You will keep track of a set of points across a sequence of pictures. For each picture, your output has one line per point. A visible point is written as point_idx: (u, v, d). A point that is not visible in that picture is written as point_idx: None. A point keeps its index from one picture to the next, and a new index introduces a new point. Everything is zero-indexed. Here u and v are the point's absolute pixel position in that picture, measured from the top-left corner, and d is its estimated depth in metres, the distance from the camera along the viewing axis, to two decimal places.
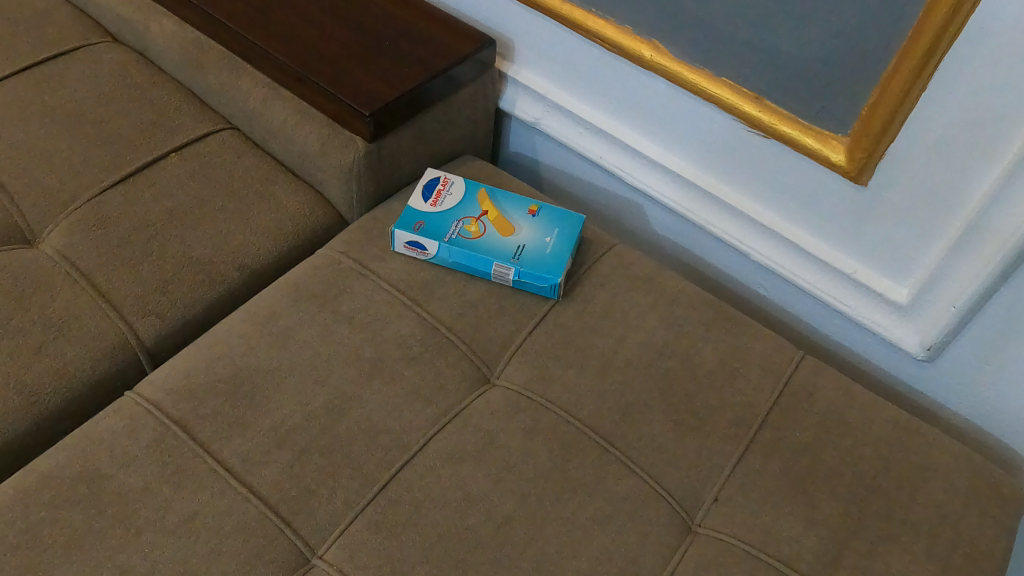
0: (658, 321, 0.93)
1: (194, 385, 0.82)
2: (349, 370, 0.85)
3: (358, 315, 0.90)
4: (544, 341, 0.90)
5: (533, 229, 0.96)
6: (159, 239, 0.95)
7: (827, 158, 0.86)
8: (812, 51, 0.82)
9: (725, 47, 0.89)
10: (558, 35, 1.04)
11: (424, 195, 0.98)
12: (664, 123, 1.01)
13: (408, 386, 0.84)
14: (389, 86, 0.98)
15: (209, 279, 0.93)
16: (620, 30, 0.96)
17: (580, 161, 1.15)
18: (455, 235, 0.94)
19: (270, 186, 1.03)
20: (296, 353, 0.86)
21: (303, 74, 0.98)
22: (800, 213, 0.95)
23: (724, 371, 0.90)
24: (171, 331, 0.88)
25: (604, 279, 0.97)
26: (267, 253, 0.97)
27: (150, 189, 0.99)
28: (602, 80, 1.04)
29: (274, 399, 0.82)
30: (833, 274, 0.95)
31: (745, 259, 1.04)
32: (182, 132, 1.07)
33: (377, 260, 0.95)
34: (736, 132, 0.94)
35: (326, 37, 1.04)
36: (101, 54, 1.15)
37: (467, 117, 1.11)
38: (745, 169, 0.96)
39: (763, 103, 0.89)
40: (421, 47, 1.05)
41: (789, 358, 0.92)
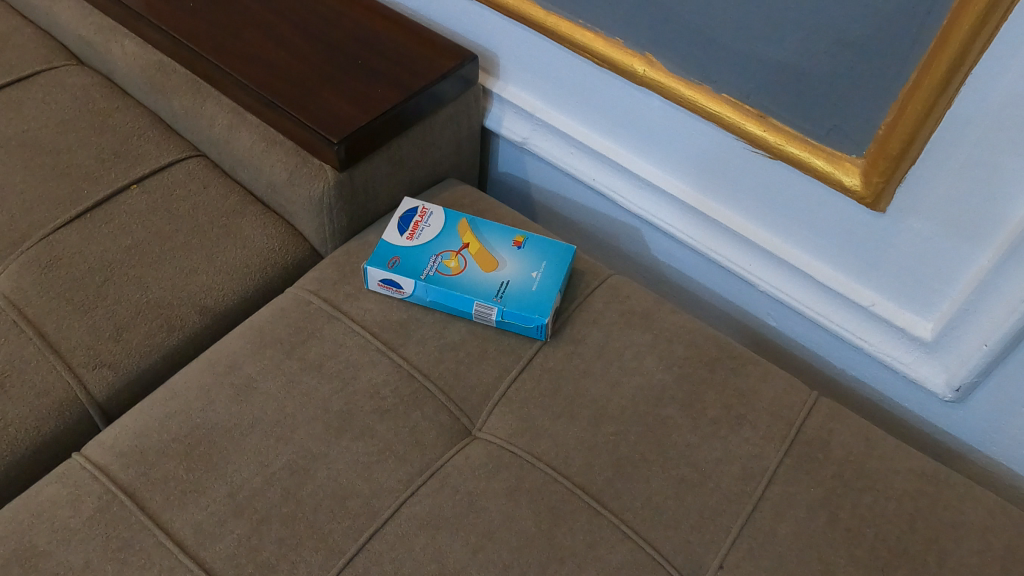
0: (656, 363, 0.85)
1: (145, 446, 0.75)
2: (316, 426, 0.78)
3: (327, 363, 0.82)
4: (530, 388, 0.83)
5: (518, 263, 0.88)
6: (114, 280, 0.88)
7: (840, 183, 0.77)
8: (820, 64, 0.73)
9: (725, 61, 0.80)
10: (545, 49, 0.96)
11: (400, 228, 0.91)
12: (661, 143, 0.93)
13: (380, 442, 0.77)
14: (362, 108, 0.91)
15: (168, 324, 0.85)
16: (610, 43, 0.88)
17: (572, 184, 1.07)
18: (433, 272, 0.86)
19: (237, 219, 0.96)
20: (259, 407, 0.79)
21: (269, 98, 0.91)
22: (811, 240, 0.86)
23: (728, 419, 0.82)
24: (126, 383, 0.81)
25: (596, 316, 0.89)
26: (232, 293, 0.90)
27: (108, 226, 0.92)
28: (593, 97, 0.96)
29: (233, 460, 0.75)
30: (848, 306, 0.87)
31: (751, 289, 0.95)
32: (146, 162, 1.00)
33: (351, 300, 0.88)
34: (739, 154, 0.86)
35: (295, 55, 0.97)
36: (63, 79, 1.09)
37: (450, 139, 1.03)
38: (749, 193, 0.88)
39: (768, 122, 0.81)
40: (398, 65, 0.98)
41: (801, 402, 0.84)
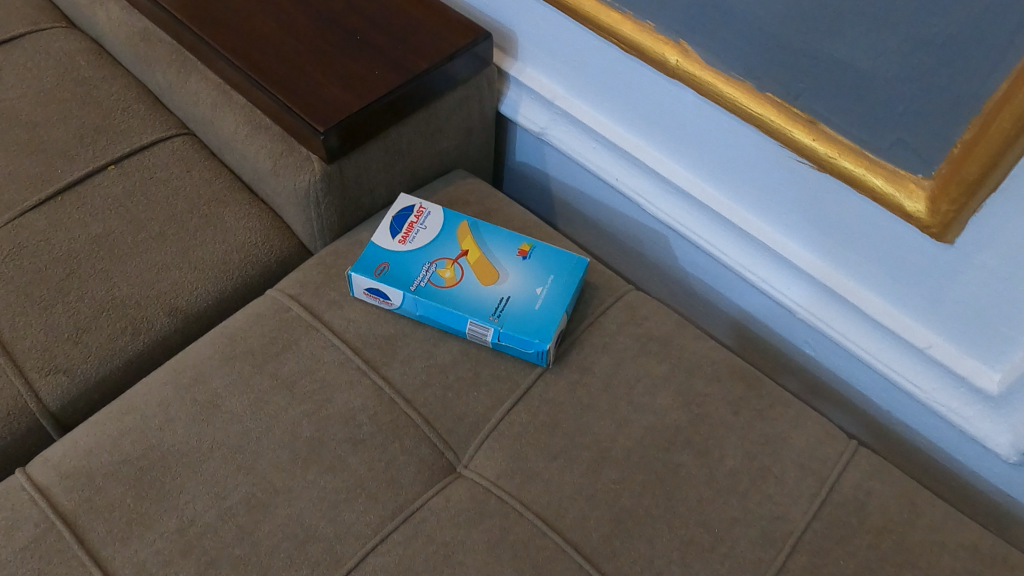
0: (671, 399, 0.75)
1: (93, 467, 0.68)
2: (280, 455, 0.69)
3: (301, 381, 0.74)
4: (525, 422, 0.73)
5: (521, 276, 0.78)
6: (80, 274, 0.80)
7: (900, 207, 0.65)
8: (885, 65, 0.61)
9: (770, 54, 0.68)
10: (567, 28, 0.85)
11: (393, 229, 0.82)
12: (693, 143, 0.81)
13: (351, 478, 0.69)
14: (356, 91, 0.81)
15: (133, 326, 0.78)
16: (640, 26, 0.77)
17: (593, 181, 0.96)
18: (424, 282, 0.77)
19: (220, 209, 0.87)
20: (221, 429, 0.71)
21: (253, 76, 0.81)
22: (861, 266, 0.74)
23: (749, 472, 0.71)
24: (82, 391, 0.74)
25: (608, 339, 0.79)
26: (207, 293, 0.81)
27: (78, 212, 0.85)
28: (619, 86, 0.84)
29: (186, 490, 0.67)
30: (902, 345, 0.75)
31: (788, 316, 0.84)
32: (127, 140, 0.92)
33: (333, 309, 0.79)
34: (782, 163, 0.73)
35: (288, 27, 0.87)
36: (48, 43, 1.01)
37: (460, 126, 0.93)
38: (792, 208, 0.76)
39: (819, 129, 0.68)
40: (402, 41, 0.87)
41: (836, 455, 0.73)
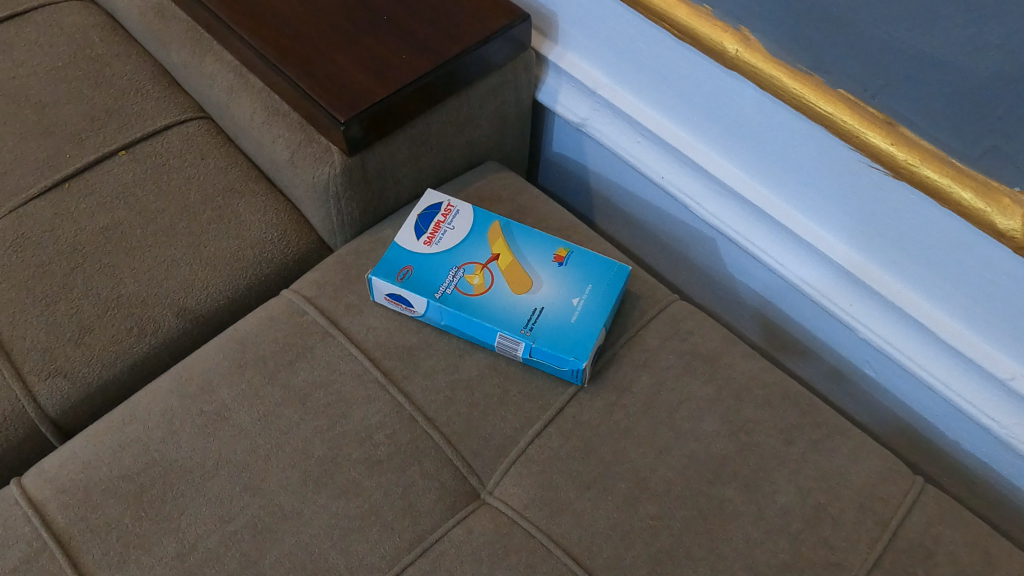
0: (717, 425, 0.68)
1: (90, 482, 0.63)
2: (290, 476, 0.64)
3: (314, 394, 0.68)
4: (556, 446, 0.67)
5: (557, 285, 0.72)
6: (85, 268, 0.75)
7: (990, 224, 0.57)
8: (986, 62, 0.52)
9: (847, 46, 0.60)
10: (613, 11, 0.77)
11: (418, 229, 0.75)
12: (750, 141, 0.73)
13: (365, 503, 0.63)
14: (381, 77, 0.74)
15: (139, 327, 0.73)
16: (696, 10, 0.69)
17: (636, 177, 0.89)
18: (450, 289, 0.71)
19: (235, 201, 0.82)
20: (228, 444, 0.66)
21: (270, 59, 0.75)
22: (936, 286, 0.66)
23: (804, 511, 0.64)
24: (84, 396, 0.70)
25: (649, 356, 0.72)
26: (218, 292, 0.76)
27: (86, 201, 0.80)
28: (668, 74, 0.77)
29: (188, 512, 0.62)
30: (978, 373, 0.67)
31: (846, 333, 0.76)
32: (139, 123, 0.86)
33: (352, 314, 0.73)
34: (851, 167, 0.66)
35: (310, 5, 0.81)
36: (62, 18, 0.95)
37: (493, 115, 0.86)
38: (859, 216, 0.68)
39: (898, 133, 0.60)
40: (432, 21, 0.80)
41: (901, 494, 0.65)
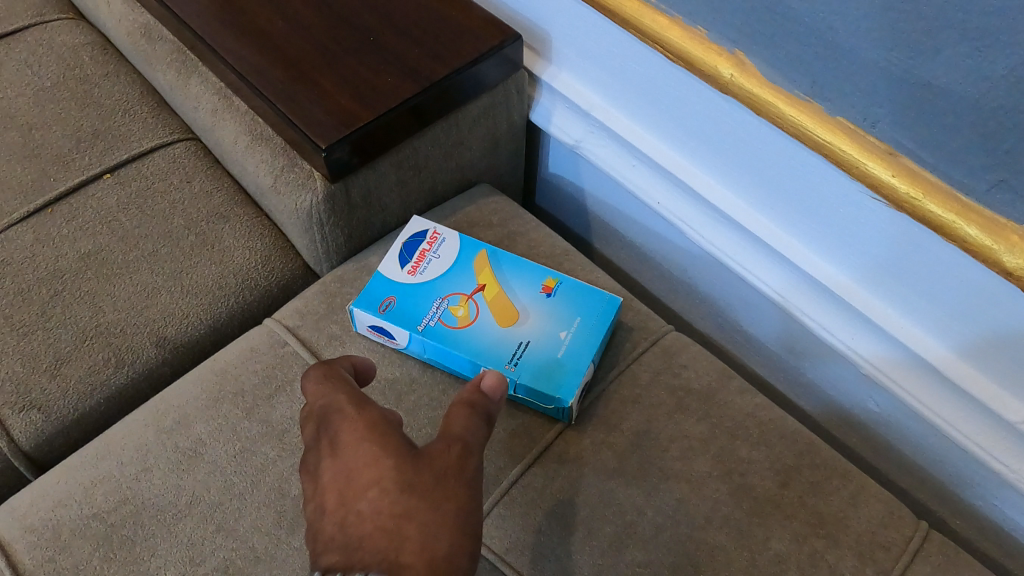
0: (709, 466, 0.65)
1: (60, 522, 0.62)
2: (264, 516, 0.62)
3: (293, 430, 0.66)
4: (541, 488, 0.64)
5: (544, 318, 0.69)
6: (65, 296, 0.74)
7: (997, 261, 0.54)
8: (992, 91, 0.49)
9: (845, 72, 0.57)
10: (606, 31, 0.75)
11: (402, 258, 0.73)
12: (747, 166, 0.70)
13: None
14: (366, 100, 0.72)
15: (117, 357, 0.71)
16: (689, 32, 0.66)
17: (632, 201, 0.86)
18: (433, 321, 0.68)
19: (219, 226, 0.80)
20: (202, 482, 0.64)
21: (253, 82, 0.73)
22: (942, 322, 0.63)
23: (800, 559, 0.60)
24: (59, 429, 0.68)
25: (638, 392, 0.70)
26: (200, 321, 0.75)
27: (68, 226, 0.78)
28: (662, 97, 0.74)
29: (158, 554, 0.60)
30: (986, 415, 0.63)
31: (849, 368, 0.73)
32: (126, 145, 0.85)
33: (334, 345, 0.71)
34: (851, 197, 0.63)
35: (296, 26, 0.79)
36: (52, 37, 0.94)
37: (485, 138, 0.83)
38: (860, 247, 0.65)
39: (900, 163, 0.57)
40: (421, 42, 0.78)
41: (903, 541, 0.62)
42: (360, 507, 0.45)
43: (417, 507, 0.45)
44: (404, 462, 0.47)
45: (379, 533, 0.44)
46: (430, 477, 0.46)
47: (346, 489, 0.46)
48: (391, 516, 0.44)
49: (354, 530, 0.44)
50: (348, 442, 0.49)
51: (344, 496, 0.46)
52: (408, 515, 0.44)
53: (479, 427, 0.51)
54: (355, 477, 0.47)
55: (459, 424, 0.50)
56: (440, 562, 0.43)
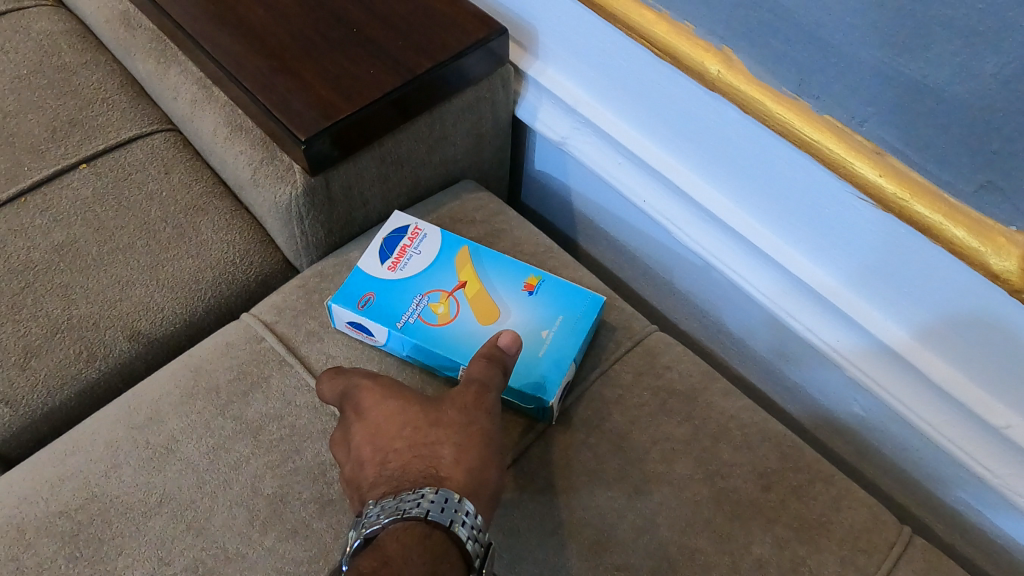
0: (692, 469, 0.64)
1: (25, 519, 0.60)
2: (236, 515, 0.60)
3: (267, 428, 0.65)
4: (520, 489, 0.63)
5: (526, 316, 0.68)
6: (37, 288, 0.72)
7: (984, 264, 0.53)
8: (981, 91, 0.48)
9: (833, 69, 0.56)
10: (593, 26, 0.73)
11: (383, 254, 0.72)
12: (734, 165, 0.69)
13: (314, 547, 0.59)
14: (347, 92, 0.70)
15: (89, 351, 0.70)
16: (676, 28, 0.65)
17: (618, 199, 0.85)
18: (413, 318, 0.67)
19: (197, 219, 0.79)
20: (173, 479, 0.62)
21: (232, 72, 0.72)
22: (927, 325, 0.62)
23: (782, 564, 0.59)
24: (28, 423, 0.67)
25: (621, 393, 0.69)
26: (175, 315, 0.73)
27: (42, 217, 0.77)
28: (649, 93, 0.73)
29: (125, 553, 0.58)
30: (971, 419, 0.62)
31: (834, 370, 0.72)
32: (103, 135, 0.83)
33: (312, 342, 0.70)
34: (838, 197, 0.62)
35: (277, 16, 0.77)
36: (30, 23, 0.92)
37: (469, 133, 0.82)
38: (846, 248, 0.64)
39: (888, 163, 0.56)
40: (405, 34, 0.77)
41: (886, 546, 0.61)
42: (395, 445, 0.55)
43: (445, 434, 0.55)
44: (428, 407, 0.57)
45: (417, 459, 0.54)
46: (453, 412, 0.56)
47: (377, 437, 0.56)
48: (424, 445, 0.55)
49: (394, 463, 0.54)
50: (372, 400, 0.58)
51: (378, 442, 0.55)
52: (439, 441, 0.55)
53: (496, 373, 0.59)
54: (384, 425, 0.56)
55: (479, 369, 0.59)
56: (474, 468, 0.54)
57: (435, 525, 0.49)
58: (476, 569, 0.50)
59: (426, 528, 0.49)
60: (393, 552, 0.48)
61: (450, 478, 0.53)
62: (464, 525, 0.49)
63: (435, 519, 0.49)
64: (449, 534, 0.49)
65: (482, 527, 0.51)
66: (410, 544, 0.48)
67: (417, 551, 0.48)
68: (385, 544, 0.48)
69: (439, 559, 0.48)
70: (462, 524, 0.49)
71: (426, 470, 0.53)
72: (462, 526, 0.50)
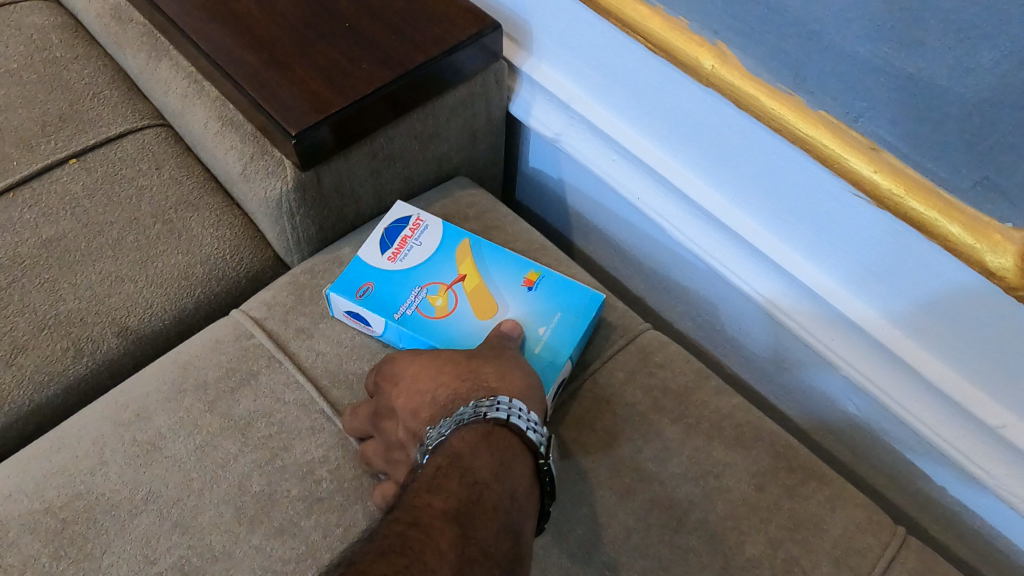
0: (685, 468, 0.63)
1: (10, 517, 0.59)
2: (223, 513, 0.59)
3: (256, 425, 0.64)
4: None
5: (524, 314, 0.67)
6: (24, 283, 0.72)
7: (980, 261, 0.52)
8: (977, 85, 0.48)
9: (828, 64, 0.56)
10: (588, 21, 0.73)
11: (383, 244, 0.71)
12: (728, 161, 0.69)
13: (302, 545, 0.58)
14: (338, 86, 0.70)
15: (76, 347, 0.69)
16: (670, 23, 0.65)
17: (612, 197, 0.84)
18: (411, 310, 0.66)
19: (187, 215, 0.78)
20: (160, 477, 0.61)
21: (222, 66, 0.71)
22: (922, 323, 0.61)
23: (774, 565, 0.59)
24: (14, 420, 0.66)
25: (614, 391, 0.68)
26: (164, 311, 0.73)
27: (31, 212, 0.76)
28: (643, 90, 0.72)
29: (110, 551, 0.58)
30: (967, 419, 0.61)
31: (828, 369, 0.71)
32: (93, 130, 0.83)
33: (302, 338, 0.69)
34: (832, 193, 0.61)
35: (269, 10, 0.77)
36: (21, 17, 0.92)
37: (463, 129, 0.82)
38: (841, 245, 0.64)
39: (883, 159, 0.56)
40: (397, 29, 0.76)
41: (880, 547, 0.60)
42: (440, 380, 0.58)
43: (485, 361, 0.59)
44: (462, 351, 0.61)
45: (465, 383, 0.57)
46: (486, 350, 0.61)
47: (416, 383, 0.58)
48: (467, 374, 0.58)
49: (443, 396, 0.57)
50: (403, 357, 0.61)
51: (419, 387, 0.58)
52: (480, 370, 0.58)
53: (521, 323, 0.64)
54: (420, 373, 0.59)
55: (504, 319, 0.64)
56: (518, 381, 0.57)
57: (494, 421, 0.53)
58: (543, 458, 0.53)
59: (488, 425, 0.53)
60: (461, 449, 0.51)
61: (500, 388, 0.56)
62: (521, 417, 0.53)
63: (493, 416, 0.53)
64: (509, 428, 0.53)
65: (538, 421, 0.55)
66: (476, 441, 0.52)
67: (484, 447, 0.51)
68: (454, 444, 0.52)
69: (505, 453, 0.52)
70: (518, 416, 0.53)
71: (475, 390, 0.57)
72: (519, 418, 0.53)
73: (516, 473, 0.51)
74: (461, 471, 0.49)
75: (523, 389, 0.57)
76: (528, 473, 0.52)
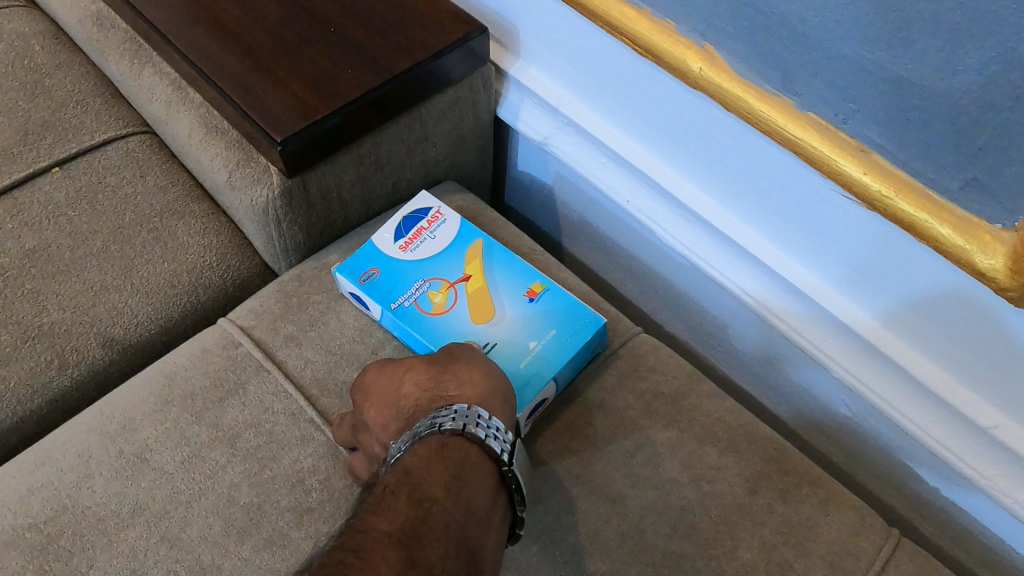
0: (677, 473, 0.63)
1: None
2: (211, 525, 0.59)
3: (244, 435, 0.63)
4: None
5: (519, 324, 0.67)
6: (7, 294, 0.71)
7: (970, 263, 0.52)
8: (966, 87, 0.47)
9: (816, 66, 0.55)
10: (575, 24, 0.72)
11: (398, 231, 0.72)
12: (716, 163, 0.68)
13: (292, 557, 0.57)
14: (324, 92, 0.69)
15: (60, 358, 0.68)
16: (657, 25, 0.65)
17: (601, 200, 0.84)
18: (409, 301, 0.67)
19: (173, 223, 0.77)
20: (147, 489, 0.60)
21: (206, 72, 0.71)
22: (912, 324, 0.61)
23: (769, 569, 0.58)
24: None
25: (605, 396, 0.68)
26: (150, 321, 0.72)
27: (14, 221, 0.75)
28: (630, 92, 0.72)
29: (97, 566, 0.57)
30: (959, 419, 0.61)
31: (820, 371, 0.71)
32: (77, 138, 0.82)
33: (290, 347, 0.68)
34: (821, 195, 0.61)
35: (254, 15, 0.76)
36: (2, 24, 0.90)
37: (450, 134, 0.81)
38: (831, 247, 0.63)
39: (872, 160, 0.56)
40: (383, 33, 0.75)
41: (874, 550, 0.60)
42: (404, 394, 0.58)
43: (447, 369, 0.59)
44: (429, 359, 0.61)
45: (427, 395, 0.57)
46: (448, 355, 0.60)
47: (383, 398, 0.59)
48: (431, 386, 0.58)
49: (407, 409, 0.57)
50: (372, 372, 0.61)
51: (386, 401, 0.58)
52: (442, 380, 0.58)
53: None
54: (387, 387, 0.59)
55: None
56: (478, 387, 0.57)
57: (450, 432, 0.53)
58: (505, 465, 0.52)
59: (443, 437, 0.52)
60: (413, 464, 0.51)
61: (460, 398, 0.56)
62: (479, 425, 0.53)
63: (450, 427, 0.53)
64: (467, 438, 0.52)
65: (500, 428, 0.54)
66: (429, 454, 0.51)
67: (437, 459, 0.51)
68: (408, 459, 0.51)
69: (460, 464, 0.51)
70: (475, 424, 0.53)
71: (437, 402, 0.57)
72: (477, 427, 0.53)
73: (472, 485, 0.50)
74: (410, 487, 0.49)
75: (492, 398, 0.56)
76: (488, 482, 0.51)
